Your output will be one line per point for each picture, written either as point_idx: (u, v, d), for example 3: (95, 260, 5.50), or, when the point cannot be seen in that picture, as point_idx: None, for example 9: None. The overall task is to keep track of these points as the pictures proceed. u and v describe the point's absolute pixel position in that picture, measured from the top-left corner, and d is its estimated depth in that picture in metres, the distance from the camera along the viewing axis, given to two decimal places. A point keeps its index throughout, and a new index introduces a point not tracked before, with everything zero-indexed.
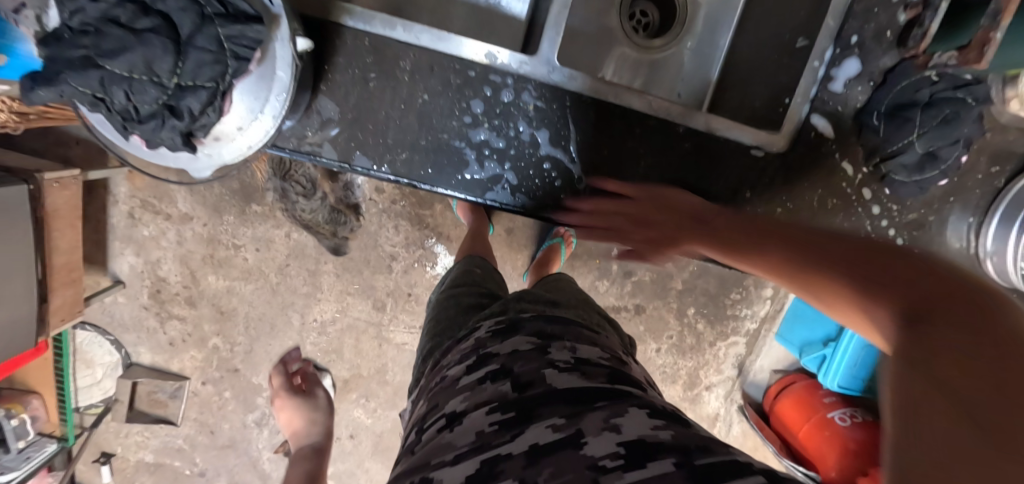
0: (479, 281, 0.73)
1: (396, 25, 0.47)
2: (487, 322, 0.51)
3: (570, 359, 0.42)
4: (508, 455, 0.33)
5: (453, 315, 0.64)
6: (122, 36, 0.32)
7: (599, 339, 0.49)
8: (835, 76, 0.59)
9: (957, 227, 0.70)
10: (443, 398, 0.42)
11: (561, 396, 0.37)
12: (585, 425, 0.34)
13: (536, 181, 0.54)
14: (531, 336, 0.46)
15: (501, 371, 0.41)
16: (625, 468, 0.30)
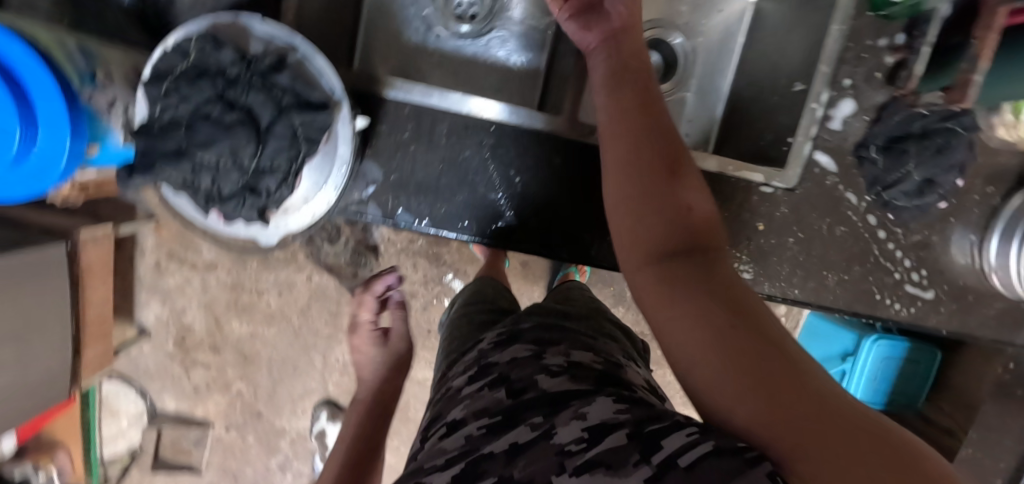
0: (491, 300, 0.76)
1: (432, 93, 0.52)
2: (489, 336, 0.56)
3: (565, 363, 0.45)
4: (490, 455, 0.35)
5: (468, 331, 0.67)
6: (213, 130, 0.36)
7: (595, 345, 0.52)
8: (833, 115, 0.64)
9: (962, 243, 0.74)
10: (448, 407, 0.46)
11: (543, 395, 0.39)
12: (557, 419, 0.36)
13: (561, 226, 0.56)
14: (529, 345, 0.49)
15: (499, 379, 0.44)
16: (587, 449, 0.33)
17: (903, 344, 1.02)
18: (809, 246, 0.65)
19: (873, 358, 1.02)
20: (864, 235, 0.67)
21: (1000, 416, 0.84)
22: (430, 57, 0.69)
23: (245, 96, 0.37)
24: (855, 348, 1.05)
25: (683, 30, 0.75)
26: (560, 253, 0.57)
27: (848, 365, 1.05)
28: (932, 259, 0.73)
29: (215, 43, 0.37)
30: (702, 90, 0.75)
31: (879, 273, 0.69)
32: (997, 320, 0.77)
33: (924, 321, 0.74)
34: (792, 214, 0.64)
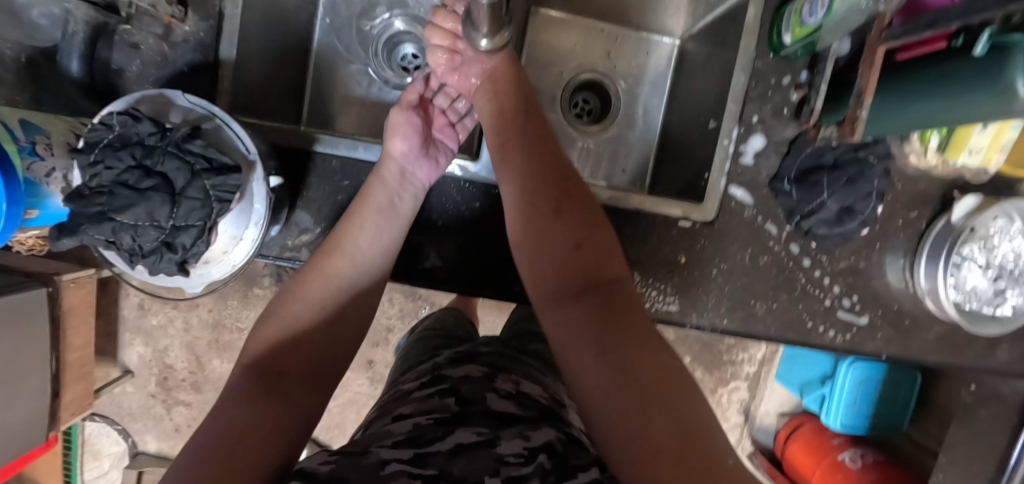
0: (450, 332, 0.76)
1: (359, 146, 0.58)
2: (446, 353, 0.59)
3: (514, 390, 0.48)
4: (437, 448, 0.38)
5: (421, 352, 0.68)
6: (130, 195, 0.40)
7: (544, 379, 0.56)
8: (744, 150, 0.68)
9: (892, 268, 0.74)
10: (394, 405, 0.47)
11: (495, 411, 0.43)
12: (502, 433, 0.40)
13: (478, 265, 0.62)
14: (483, 366, 0.52)
15: (449, 390, 0.46)
16: (523, 463, 0.36)
17: (880, 366, 1.03)
18: (732, 276, 0.69)
19: (851, 383, 1.04)
20: (788, 263, 0.70)
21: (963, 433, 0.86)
22: (374, 107, 0.73)
23: (161, 163, 0.41)
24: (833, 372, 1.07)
25: (610, 73, 0.80)
26: (483, 288, 0.63)
27: (827, 389, 1.07)
28: (864, 284, 0.73)
29: (134, 118, 0.42)
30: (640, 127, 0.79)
31: (808, 300, 0.71)
32: (940, 341, 0.76)
33: (861, 347, 0.74)
34: (714, 248, 0.68)
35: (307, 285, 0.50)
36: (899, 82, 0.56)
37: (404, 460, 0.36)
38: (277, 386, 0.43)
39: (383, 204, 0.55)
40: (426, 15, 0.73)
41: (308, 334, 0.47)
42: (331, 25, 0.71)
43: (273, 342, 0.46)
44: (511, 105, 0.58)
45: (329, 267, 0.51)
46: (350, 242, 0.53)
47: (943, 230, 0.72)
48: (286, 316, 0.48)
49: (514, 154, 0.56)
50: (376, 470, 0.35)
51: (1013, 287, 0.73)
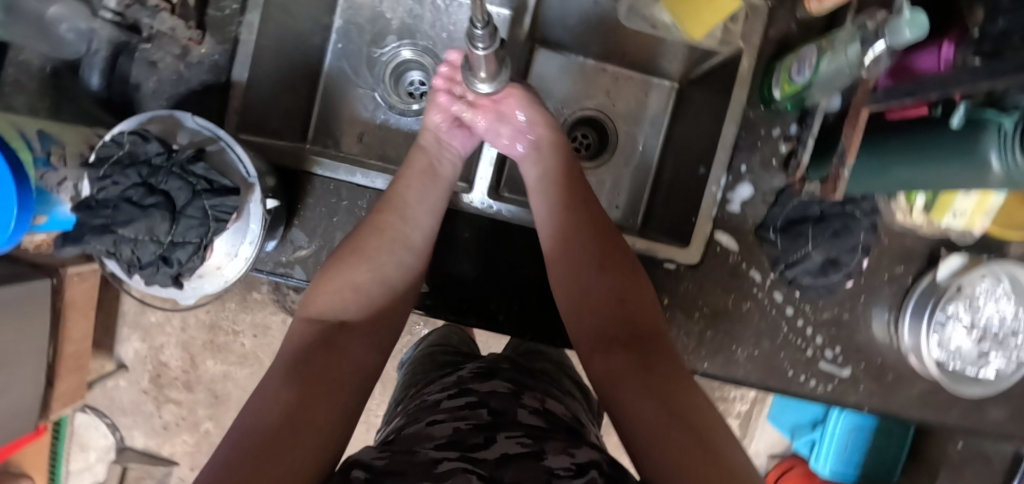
0: (460, 345, 0.71)
1: (356, 172, 0.60)
2: (468, 366, 0.56)
3: (539, 407, 0.48)
4: (483, 457, 0.37)
5: (429, 368, 0.63)
6: (132, 211, 0.43)
7: (564, 401, 0.54)
8: (731, 197, 0.70)
9: (878, 319, 0.74)
10: (423, 414, 0.46)
11: (530, 425, 0.42)
12: (547, 446, 0.39)
13: (465, 293, 0.64)
14: (507, 382, 0.51)
15: (478, 403, 0.45)
16: (575, 476, 0.35)
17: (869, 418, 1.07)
18: (714, 320, 0.70)
19: (842, 429, 1.07)
20: (771, 311, 0.71)
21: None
22: (378, 130, 0.75)
23: (164, 182, 0.44)
24: (824, 417, 1.10)
25: (608, 111, 0.82)
26: (470, 318, 0.64)
27: (817, 434, 1.10)
28: (848, 337, 0.73)
29: (143, 138, 0.44)
30: (638, 167, 0.82)
31: (789, 349, 0.72)
32: (923, 399, 0.75)
33: (843, 398, 0.74)
34: (697, 290, 0.70)
35: (365, 240, 0.56)
36: (882, 142, 0.58)
37: (454, 459, 0.36)
38: (342, 331, 0.50)
39: (427, 167, 0.61)
40: (434, 47, 0.77)
41: (366, 286, 0.53)
42: (343, 49, 0.75)
43: (335, 290, 0.52)
44: (554, 168, 0.61)
45: (383, 224, 0.57)
46: (400, 202, 0.58)
47: (930, 286, 0.72)
48: (346, 267, 0.54)
49: (559, 209, 0.59)
50: (429, 469, 0.35)
51: (997, 351, 0.73)
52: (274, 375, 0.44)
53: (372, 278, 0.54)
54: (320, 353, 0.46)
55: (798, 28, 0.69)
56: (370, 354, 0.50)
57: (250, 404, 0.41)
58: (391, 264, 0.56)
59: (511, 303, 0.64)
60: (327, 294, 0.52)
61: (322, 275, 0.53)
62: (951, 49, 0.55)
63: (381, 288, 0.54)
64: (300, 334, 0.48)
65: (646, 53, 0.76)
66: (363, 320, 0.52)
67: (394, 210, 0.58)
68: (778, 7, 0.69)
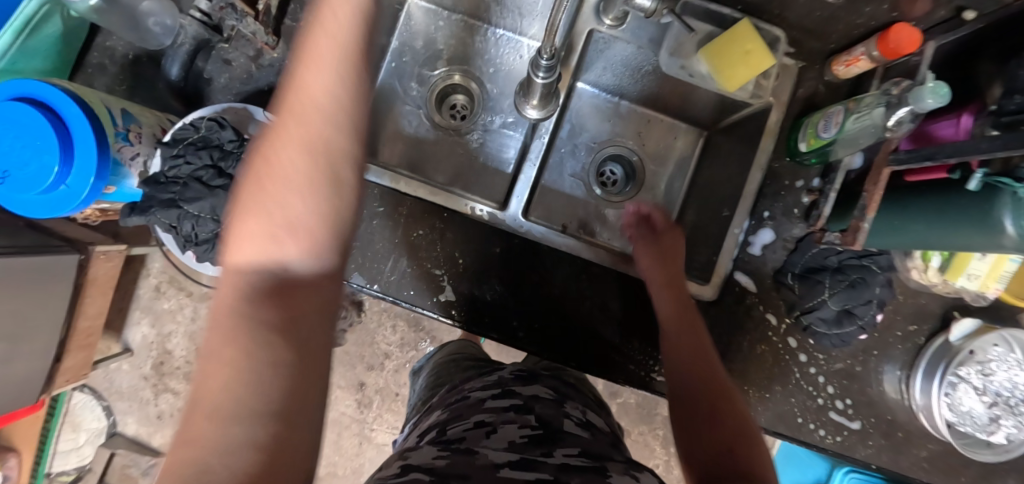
0: (478, 354, 0.70)
1: (400, 180, 0.65)
2: (507, 369, 0.56)
3: (582, 418, 0.48)
4: (542, 461, 0.38)
5: (452, 371, 0.63)
6: (201, 190, 0.52)
7: (602, 414, 0.54)
8: (752, 241, 0.72)
9: (888, 377, 0.74)
10: (467, 411, 0.46)
11: (581, 437, 0.43)
12: (610, 466, 0.40)
13: (489, 307, 0.66)
14: (549, 388, 0.51)
15: (523, 407, 0.46)
16: None
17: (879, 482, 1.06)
18: (727, 359, 0.72)
19: None
20: (783, 356, 0.72)
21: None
22: (419, 145, 0.79)
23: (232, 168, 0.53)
24: (827, 478, 1.11)
25: (638, 150, 0.85)
26: (489, 332, 0.66)
27: None
28: (858, 390, 0.74)
29: (219, 127, 0.52)
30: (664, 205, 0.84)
31: (800, 396, 0.72)
32: (931, 462, 0.74)
33: (850, 453, 0.73)
34: (712, 326, 0.72)
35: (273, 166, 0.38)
36: (903, 199, 0.60)
37: (514, 466, 0.37)
38: (285, 290, 0.36)
39: (336, 41, 0.40)
40: (482, 77, 0.82)
41: (300, 222, 0.37)
42: (396, 69, 0.80)
43: (260, 234, 0.36)
44: (664, 273, 0.66)
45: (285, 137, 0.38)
46: (306, 104, 0.38)
47: (943, 346, 0.73)
48: (265, 198, 0.37)
49: (673, 346, 0.62)
50: (490, 472, 0.36)
51: (1007, 417, 0.74)
52: (212, 385, 0.32)
53: (308, 208, 0.37)
54: (252, 339, 0.33)
55: (826, 88, 0.72)
56: (321, 325, 0.37)
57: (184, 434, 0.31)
58: (332, 184, 0.38)
59: (532, 321, 0.66)
60: (250, 241, 0.37)
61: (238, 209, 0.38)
62: (971, 118, 0.57)
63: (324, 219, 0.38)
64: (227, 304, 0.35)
65: (678, 98, 0.79)
66: (309, 277, 0.37)
67: (300, 113, 0.38)
68: (807, 68, 0.72)
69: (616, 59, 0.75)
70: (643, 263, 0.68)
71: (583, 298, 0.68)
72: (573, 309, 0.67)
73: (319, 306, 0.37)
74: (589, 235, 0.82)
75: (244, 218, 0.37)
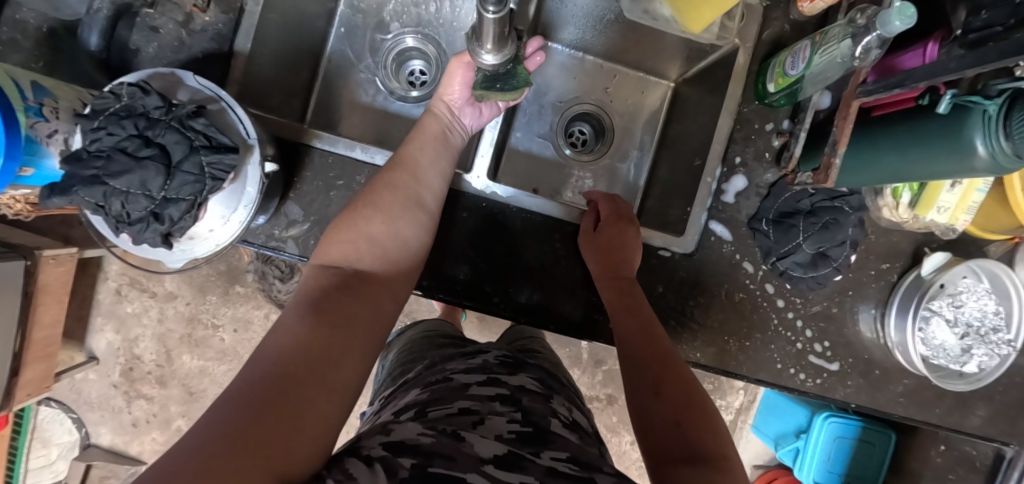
0: (452, 332, 0.67)
1: (356, 147, 0.61)
2: (493, 352, 0.52)
3: (569, 416, 0.44)
4: (530, 459, 0.34)
5: (426, 348, 0.60)
6: (127, 162, 0.45)
7: (580, 405, 0.51)
8: (727, 188, 0.72)
9: (864, 317, 0.75)
10: (449, 394, 0.42)
11: (570, 441, 0.38)
12: (598, 475, 0.35)
13: (461, 277, 0.64)
14: (535, 380, 0.47)
15: (510, 397, 0.41)
16: None
17: (856, 423, 1.06)
18: (708, 310, 0.71)
19: (825, 439, 1.07)
20: (762, 303, 0.72)
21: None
22: (378, 115, 0.75)
23: (162, 136, 0.46)
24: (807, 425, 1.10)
25: (607, 108, 0.83)
26: (464, 301, 0.64)
27: (801, 442, 1.10)
28: (836, 331, 0.74)
29: (143, 91, 0.47)
30: (639, 159, 0.82)
31: (780, 342, 0.72)
32: (907, 396, 0.75)
33: (831, 394, 0.74)
34: (692, 279, 0.71)
35: (382, 191, 0.50)
36: (875, 133, 0.59)
37: (499, 464, 0.33)
38: (363, 287, 0.42)
39: (439, 134, 0.58)
40: (439, 38, 0.77)
41: (382, 241, 0.46)
42: (346, 33, 0.74)
43: (349, 241, 0.45)
44: (609, 241, 0.62)
45: (397, 180, 0.51)
46: (414, 164, 0.54)
47: (914, 282, 0.73)
48: (366, 217, 0.47)
49: (621, 325, 0.56)
50: (474, 465, 0.32)
51: (980, 347, 0.72)
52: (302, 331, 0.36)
53: (391, 237, 0.47)
54: (331, 316, 0.38)
55: (791, 28, 0.71)
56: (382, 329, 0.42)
57: (243, 374, 0.33)
58: (407, 226, 0.49)
59: (508, 287, 0.64)
60: (340, 245, 0.45)
61: (334, 226, 0.47)
62: (936, 47, 0.56)
63: (405, 254, 0.48)
64: (307, 288, 0.41)
65: (645, 50, 0.76)
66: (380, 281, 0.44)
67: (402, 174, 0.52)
68: (772, 7, 0.70)
69: (577, 10, 0.72)
70: (584, 243, 0.64)
71: (559, 258, 0.66)
72: (546, 271, 0.65)
73: (381, 305, 0.43)
74: (561, 197, 0.80)
75: (346, 228, 0.46)
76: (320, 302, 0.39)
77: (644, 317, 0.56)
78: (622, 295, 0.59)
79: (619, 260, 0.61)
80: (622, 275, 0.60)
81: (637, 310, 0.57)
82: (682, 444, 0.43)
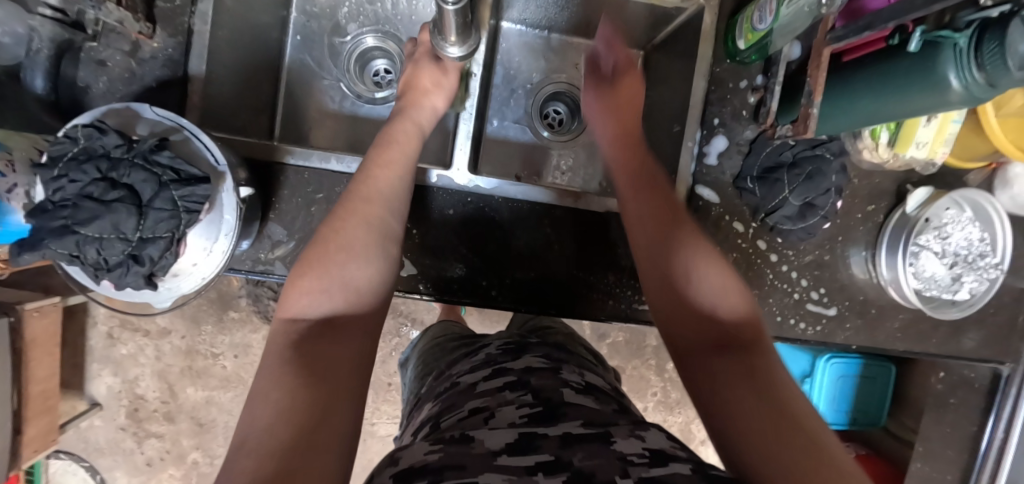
0: (463, 331, 0.67)
1: (331, 158, 0.59)
2: (494, 343, 0.52)
3: (583, 382, 0.43)
4: (544, 434, 0.33)
5: (439, 356, 0.59)
6: (94, 207, 0.43)
7: (597, 370, 0.51)
8: (708, 150, 0.71)
9: (856, 260, 0.76)
10: (460, 399, 0.41)
11: (584, 406, 0.37)
12: (613, 429, 0.34)
13: (456, 276, 0.63)
14: (542, 356, 0.46)
15: (518, 382, 0.40)
16: (650, 464, 0.30)
17: (857, 361, 1.08)
18: None
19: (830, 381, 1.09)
20: (756, 259, 0.72)
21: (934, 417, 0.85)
22: (348, 120, 0.73)
23: (127, 175, 0.44)
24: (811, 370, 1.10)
25: (579, 85, 0.81)
26: (462, 299, 0.63)
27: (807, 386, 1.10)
28: (830, 276, 0.75)
29: (99, 131, 0.45)
30: None
31: (777, 295, 0.73)
32: (905, 331, 0.77)
33: (832, 338, 0.75)
34: None
35: (347, 220, 0.45)
36: (847, 77, 0.59)
37: (511, 452, 0.31)
38: (336, 337, 0.39)
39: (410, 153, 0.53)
40: (399, 33, 0.74)
41: (355, 284, 0.43)
42: (302, 41, 0.72)
43: (316, 289, 0.41)
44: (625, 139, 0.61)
45: (362, 210, 0.46)
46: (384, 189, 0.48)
47: (901, 220, 0.73)
48: (330, 255, 0.43)
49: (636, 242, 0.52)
50: (487, 461, 0.30)
51: (969, 274, 0.74)
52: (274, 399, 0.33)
53: (356, 273, 0.43)
54: (303, 375, 0.35)
55: None
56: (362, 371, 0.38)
57: (227, 463, 0.30)
58: (375, 257, 0.45)
59: (503, 278, 0.64)
60: (303, 296, 0.41)
61: (299, 269, 0.43)
62: None
63: (375, 286, 0.44)
64: (275, 349, 0.37)
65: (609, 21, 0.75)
66: (352, 325, 0.41)
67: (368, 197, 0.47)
68: None
69: None
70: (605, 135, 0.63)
71: (551, 242, 0.65)
72: (540, 257, 0.65)
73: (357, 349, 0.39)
74: (544, 180, 0.79)
75: (310, 274, 0.42)
76: (288, 362, 0.36)
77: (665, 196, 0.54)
78: (639, 177, 0.56)
79: (632, 152, 0.59)
80: (637, 159, 0.58)
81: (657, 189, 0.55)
82: (714, 331, 0.43)
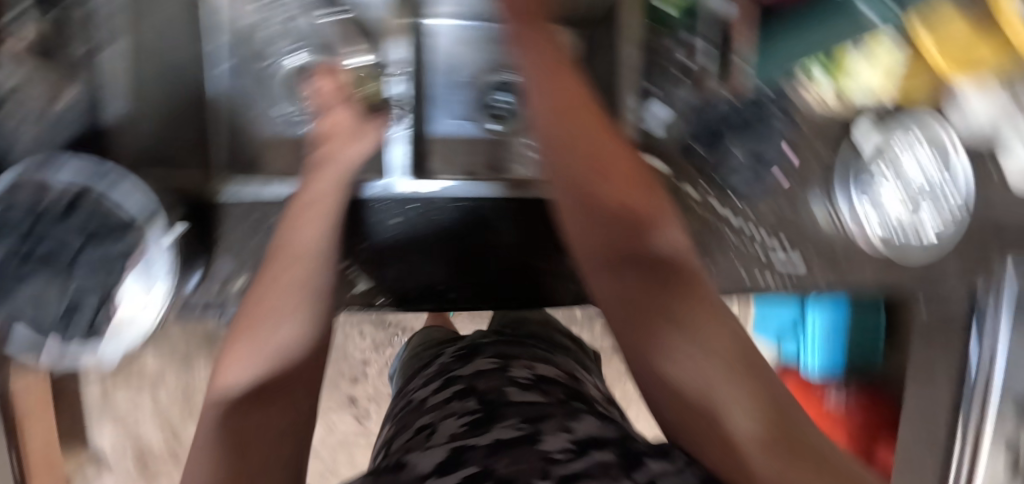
0: (444, 337, 0.67)
1: (271, 181, 0.64)
2: (450, 352, 0.53)
3: (532, 379, 0.43)
4: (473, 446, 0.31)
5: (410, 366, 0.61)
6: None
7: (553, 360, 0.51)
8: (646, 118, 0.74)
9: (822, 207, 0.73)
10: (412, 418, 0.41)
11: (523, 406, 0.36)
12: (544, 427, 0.33)
13: (411, 283, 0.66)
14: (493, 358, 0.47)
15: (465, 390, 0.40)
16: (574, 459, 0.29)
17: None
18: None
19: None
20: (714, 224, 0.72)
21: (926, 353, 0.82)
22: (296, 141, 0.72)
23: None
24: None
25: None
26: (421, 303, 0.66)
27: None
28: (793, 227, 0.73)
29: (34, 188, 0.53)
30: None
31: (742, 255, 0.72)
32: None
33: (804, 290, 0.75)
34: None
35: (276, 276, 0.45)
36: None
37: (442, 471, 0.30)
38: (265, 400, 0.38)
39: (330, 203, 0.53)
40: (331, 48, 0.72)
41: (284, 346, 0.41)
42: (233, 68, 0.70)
43: (245, 355, 0.40)
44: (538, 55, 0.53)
45: (287, 271, 0.45)
46: (304, 245, 0.48)
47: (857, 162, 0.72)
48: (255, 317, 0.43)
49: (569, 212, 0.48)
50: None
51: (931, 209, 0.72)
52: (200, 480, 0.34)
53: (282, 332, 0.42)
54: (230, 447, 0.36)
55: None
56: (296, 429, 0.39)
57: None
58: (301, 308, 0.43)
59: (454, 277, 0.67)
60: (231, 364, 0.40)
61: (231, 338, 0.42)
62: None
63: (308, 334, 0.43)
64: (203, 431, 0.37)
65: None
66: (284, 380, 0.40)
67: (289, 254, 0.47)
68: None
69: None
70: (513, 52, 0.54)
71: (502, 235, 0.67)
72: (490, 252, 0.67)
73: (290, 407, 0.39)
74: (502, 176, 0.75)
75: (239, 339, 0.42)
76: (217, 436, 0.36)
77: (576, 114, 0.50)
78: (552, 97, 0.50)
79: (548, 65, 0.52)
80: (550, 75, 0.51)
81: (571, 104, 0.50)
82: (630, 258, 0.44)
